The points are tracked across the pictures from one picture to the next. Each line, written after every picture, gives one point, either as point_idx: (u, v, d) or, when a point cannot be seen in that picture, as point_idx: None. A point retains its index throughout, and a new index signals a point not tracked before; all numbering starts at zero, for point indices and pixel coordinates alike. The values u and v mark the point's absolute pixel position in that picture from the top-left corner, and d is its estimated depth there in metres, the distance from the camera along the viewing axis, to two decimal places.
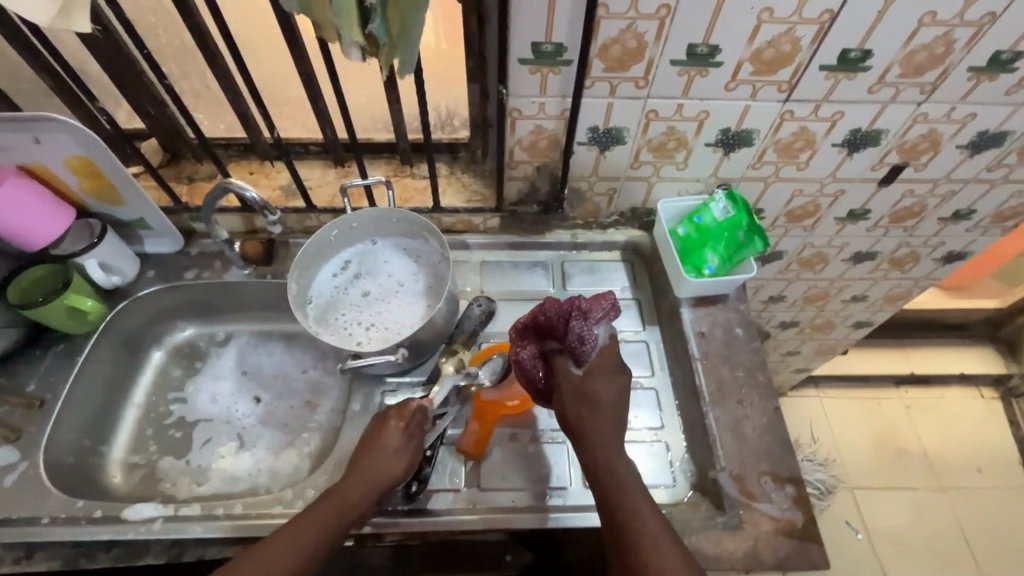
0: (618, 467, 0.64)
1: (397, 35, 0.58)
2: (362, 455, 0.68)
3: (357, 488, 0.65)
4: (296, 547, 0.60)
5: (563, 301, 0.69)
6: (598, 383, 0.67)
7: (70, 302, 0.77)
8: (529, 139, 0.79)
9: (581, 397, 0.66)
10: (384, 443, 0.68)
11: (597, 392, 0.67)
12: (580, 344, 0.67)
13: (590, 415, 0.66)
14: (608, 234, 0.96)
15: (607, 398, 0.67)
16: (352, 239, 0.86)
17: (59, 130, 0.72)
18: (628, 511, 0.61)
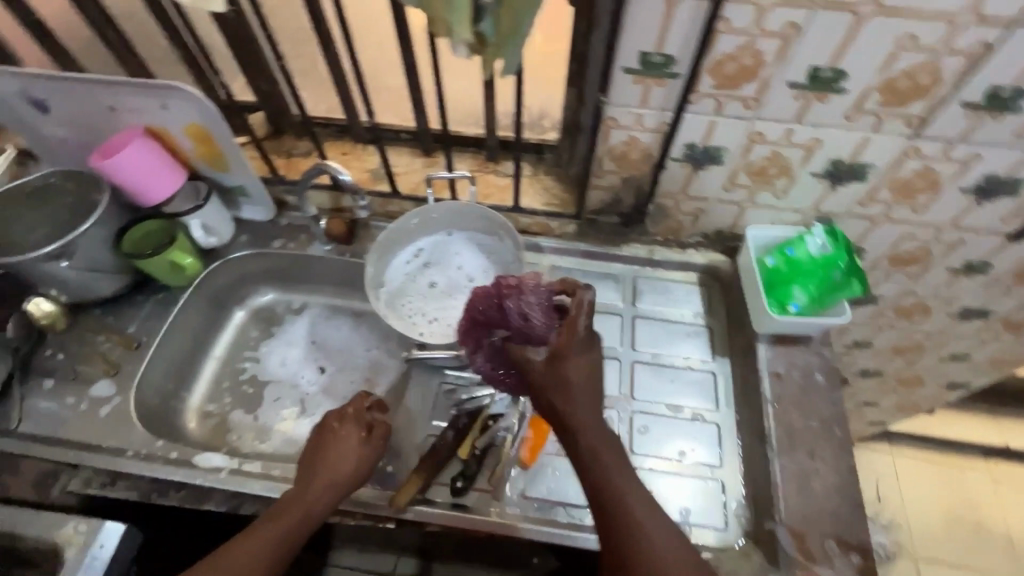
0: (606, 456, 0.64)
1: (507, 34, 0.58)
2: (319, 455, 0.69)
3: (320, 485, 0.67)
4: (263, 547, 0.61)
5: (490, 288, 0.69)
6: (565, 367, 0.65)
7: (171, 258, 0.84)
8: (621, 150, 0.76)
9: (552, 386, 0.65)
10: (339, 443, 0.70)
11: (565, 374, 0.65)
12: (525, 323, 0.66)
13: (566, 405, 0.65)
14: (686, 255, 0.92)
15: (575, 377, 0.65)
16: (430, 229, 0.88)
17: (184, 99, 0.78)
18: (621, 509, 0.61)
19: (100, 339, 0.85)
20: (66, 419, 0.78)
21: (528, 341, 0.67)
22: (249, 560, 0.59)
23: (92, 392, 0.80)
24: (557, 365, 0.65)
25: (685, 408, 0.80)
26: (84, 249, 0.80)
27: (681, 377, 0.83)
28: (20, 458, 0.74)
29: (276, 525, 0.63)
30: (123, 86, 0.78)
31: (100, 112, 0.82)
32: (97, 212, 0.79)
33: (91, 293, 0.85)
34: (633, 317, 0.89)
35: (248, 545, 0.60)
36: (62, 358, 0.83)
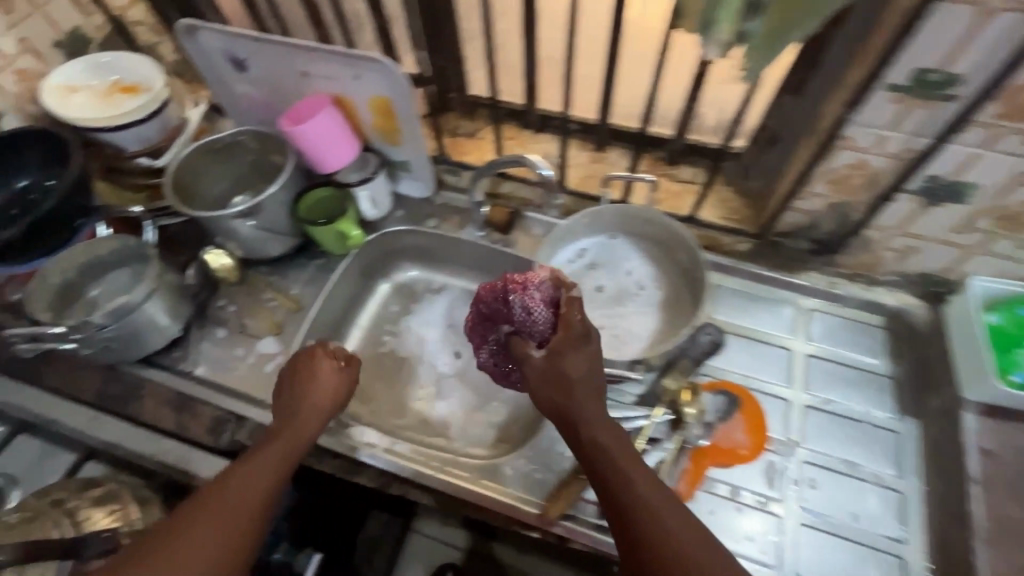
0: (610, 444, 0.57)
1: (775, 37, 0.51)
2: (289, 396, 0.66)
3: (295, 431, 0.63)
4: (239, 488, 0.56)
5: (497, 282, 0.67)
6: (563, 359, 0.60)
7: (340, 228, 0.86)
8: (841, 172, 0.68)
9: (558, 386, 0.59)
10: (316, 381, 0.67)
11: (563, 371, 0.59)
12: (527, 318, 0.62)
13: (568, 401, 0.59)
14: (874, 293, 0.82)
15: (577, 374, 0.59)
16: (596, 228, 0.83)
17: (379, 71, 0.78)
18: (630, 500, 0.53)
19: (267, 297, 0.89)
20: (237, 370, 0.82)
21: (530, 336, 0.63)
22: (230, 500, 0.55)
23: (260, 347, 0.84)
24: (556, 361, 0.60)
25: (864, 468, 0.71)
26: (270, 211, 0.83)
27: (860, 432, 0.74)
28: (197, 403, 0.78)
29: (253, 462, 0.59)
30: (322, 53, 0.78)
31: (294, 76, 0.84)
32: (284, 175, 0.81)
33: (263, 252, 0.89)
34: (806, 356, 0.80)
35: (227, 484, 0.57)
36: (232, 310, 0.88)
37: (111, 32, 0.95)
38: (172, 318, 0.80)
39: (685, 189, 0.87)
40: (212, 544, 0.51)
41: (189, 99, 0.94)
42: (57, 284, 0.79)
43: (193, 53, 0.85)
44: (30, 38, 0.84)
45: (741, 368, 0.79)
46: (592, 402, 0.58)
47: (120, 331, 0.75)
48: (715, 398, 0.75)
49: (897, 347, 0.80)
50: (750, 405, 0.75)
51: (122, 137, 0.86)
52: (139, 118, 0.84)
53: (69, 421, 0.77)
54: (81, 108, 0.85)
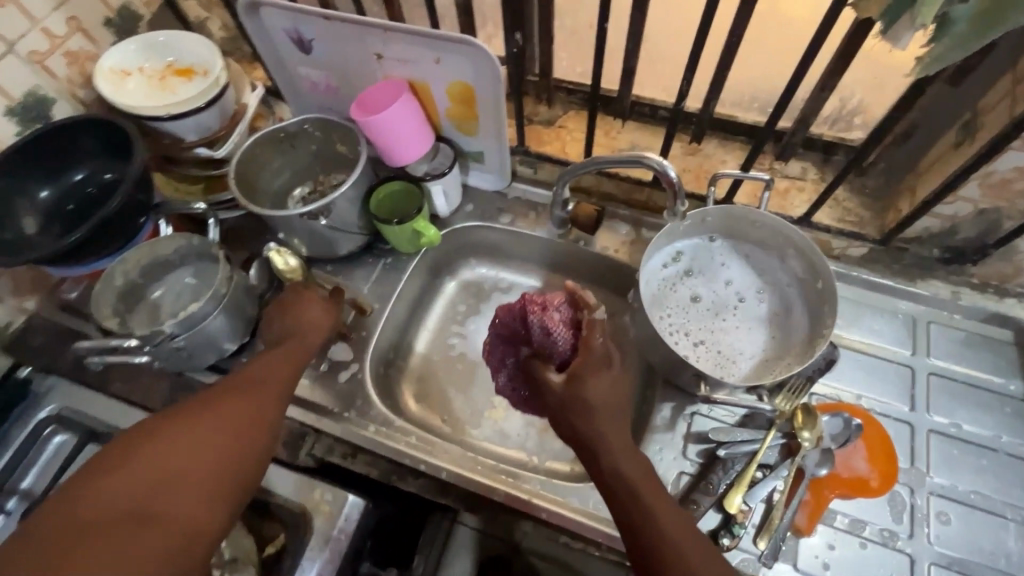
0: (627, 469, 0.53)
1: (990, 20, 0.42)
2: (291, 320, 0.69)
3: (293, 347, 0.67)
4: (266, 387, 0.60)
5: (518, 302, 0.65)
6: (585, 385, 0.55)
7: (416, 227, 0.79)
8: (1003, 176, 0.59)
9: (572, 408, 0.56)
10: (298, 307, 0.70)
11: (584, 396, 0.55)
12: (547, 339, 0.60)
13: (586, 425, 0.55)
14: (1005, 306, 0.74)
15: (596, 399, 0.55)
16: (695, 230, 0.75)
17: (464, 54, 0.70)
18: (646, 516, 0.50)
19: None
20: (308, 379, 0.77)
21: (550, 359, 0.61)
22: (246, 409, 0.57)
23: (331, 355, 0.79)
24: (574, 389, 0.56)
25: (1000, 502, 0.66)
26: (341, 209, 0.77)
27: (994, 462, 0.68)
28: None
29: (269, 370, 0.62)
30: (398, 33, 0.70)
31: (365, 59, 0.76)
32: (356, 171, 0.75)
33: (329, 250, 0.83)
34: (927, 373, 0.73)
35: (250, 382, 0.61)
36: None
37: (161, 8, 0.87)
38: (241, 324, 0.75)
39: (794, 187, 0.78)
40: (217, 447, 0.53)
41: (246, 82, 0.87)
42: (121, 286, 0.74)
43: (254, 32, 0.78)
44: (79, 15, 0.77)
45: (857, 387, 0.72)
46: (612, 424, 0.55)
47: (191, 341, 0.70)
48: (833, 420, 0.67)
49: None
50: (873, 428, 0.68)
51: (181, 126, 0.79)
52: (200, 105, 0.78)
53: None
54: (137, 94, 0.79)
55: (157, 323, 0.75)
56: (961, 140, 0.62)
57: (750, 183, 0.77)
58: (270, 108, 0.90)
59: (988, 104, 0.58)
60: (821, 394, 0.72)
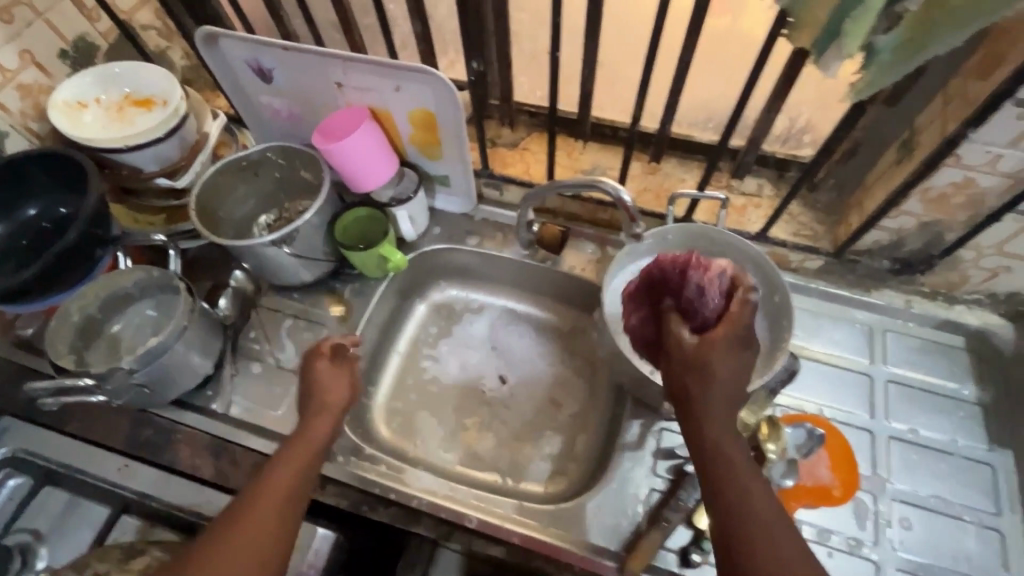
0: (732, 453, 0.48)
1: (910, 51, 0.45)
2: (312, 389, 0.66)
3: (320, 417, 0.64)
4: (287, 474, 0.58)
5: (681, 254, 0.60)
6: (716, 354, 0.50)
7: (382, 253, 0.79)
8: (940, 192, 0.62)
9: (690, 362, 0.51)
10: (319, 374, 0.67)
11: (711, 366, 0.50)
12: (699, 297, 0.55)
13: (701, 393, 0.49)
14: (954, 313, 0.77)
15: (726, 374, 0.49)
16: (656, 250, 0.76)
17: (423, 81, 0.71)
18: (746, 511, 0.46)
19: (301, 326, 0.82)
20: (274, 409, 0.76)
21: (691, 317, 0.55)
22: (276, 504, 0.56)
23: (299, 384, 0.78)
24: (705, 348, 0.51)
25: (959, 506, 0.67)
26: (305, 236, 0.77)
27: (952, 466, 0.70)
28: (237, 448, 0.72)
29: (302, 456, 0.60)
30: (358, 63, 0.71)
31: (327, 87, 0.76)
32: (320, 199, 0.75)
33: (295, 278, 0.82)
34: (886, 381, 0.75)
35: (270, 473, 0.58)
36: (265, 342, 0.81)
37: (119, 39, 0.87)
38: (204, 356, 0.74)
39: (751, 204, 0.81)
40: (242, 542, 0.53)
41: (208, 111, 0.86)
42: (77, 321, 0.73)
43: (213, 62, 0.78)
44: (32, 48, 0.76)
45: (818, 397, 0.74)
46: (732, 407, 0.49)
47: (151, 375, 0.69)
48: (797, 431, 0.68)
49: (981, 370, 0.75)
50: (834, 437, 0.70)
51: (140, 156, 0.78)
52: (159, 136, 0.77)
53: (97, 471, 0.71)
54: (94, 126, 0.78)
55: (116, 358, 0.73)
56: (902, 157, 0.64)
57: (708, 201, 0.79)
58: (233, 136, 0.90)
59: (923, 123, 0.61)
60: (785, 405, 0.74)
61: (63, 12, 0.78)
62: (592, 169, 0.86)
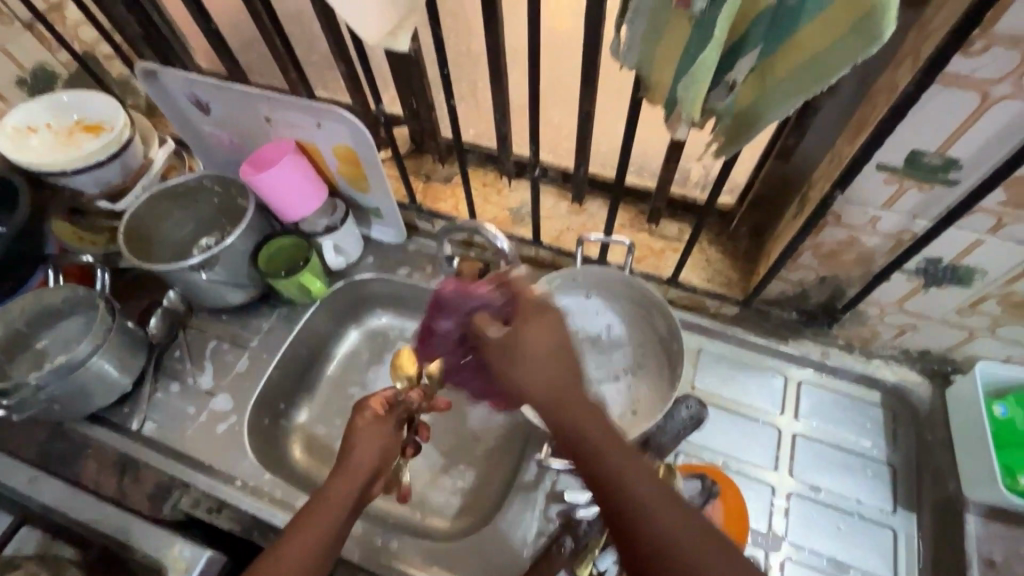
0: (586, 425, 0.47)
1: (749, 117, 0.45)
2: (349, 451, 0.61)
3: (354, 464, 0.61)
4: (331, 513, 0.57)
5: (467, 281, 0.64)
6: (526, 326, 0.52)
7: (302, 281, 0.82)
8: (831, 248, 0.62)
9: (509, 357, 0.51)
10: (359, 435, 0.63)
11: (522, 337, 0.51)
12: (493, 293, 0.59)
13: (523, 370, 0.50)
14: (871, 368, 0.75)
15: (540, 343, 0.50)
16: (570, 288, 0.75)
17: (339, 120, 0.73)
18: (618, 494, 0.44)
19: (225, 349, 0.85)
20: (184, 429, 0.77)
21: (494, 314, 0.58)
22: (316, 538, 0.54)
23: (213, 405, 0.80)
24: (518, 334, 0.51)
25: (854, 569, 0.65)
26: (232, 261, 0.80)
27: (851, 526, 0.68)
28: (142, 466, 0.74)
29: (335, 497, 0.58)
30: (279, 100, 0.74)
31: (257, 121, 0.80)
32: (241, 226, 0.78)
33: (222, 301, 0.84)
34: (793, 435, 0.73)
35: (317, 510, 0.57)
36: (188, 362, 0.83)
37: (80, 68, 0.92)
38: (121, 373, 0.77)
39: (670, 248, 0.81)
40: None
41: (155, 137, 0.90)
42: (3, 335, 0.76)
43: (154, 94, 0.82)
44: None
45: (722, 447, 0.73)
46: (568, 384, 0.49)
47: (61, 392, 0.72)
48: (691, 483, 0.68)
49: (895, 429, 0.73)
50: (731, 490, 0.69)
51: (83, 180, 0.82)
52: (100, 160, 0.81)
53: (8, 482, 0.72)
54: (40, 149, 0.83)
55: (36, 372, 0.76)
56: (797, 211, 0.64)
57: (616, 246, 0.81)
58: (181, 159, 0.94)
59: (814, 180, 0.61)
60: (688, 453, 0.73)
61: (22, 43, 0.84)
62: (520, 207, 0.88)
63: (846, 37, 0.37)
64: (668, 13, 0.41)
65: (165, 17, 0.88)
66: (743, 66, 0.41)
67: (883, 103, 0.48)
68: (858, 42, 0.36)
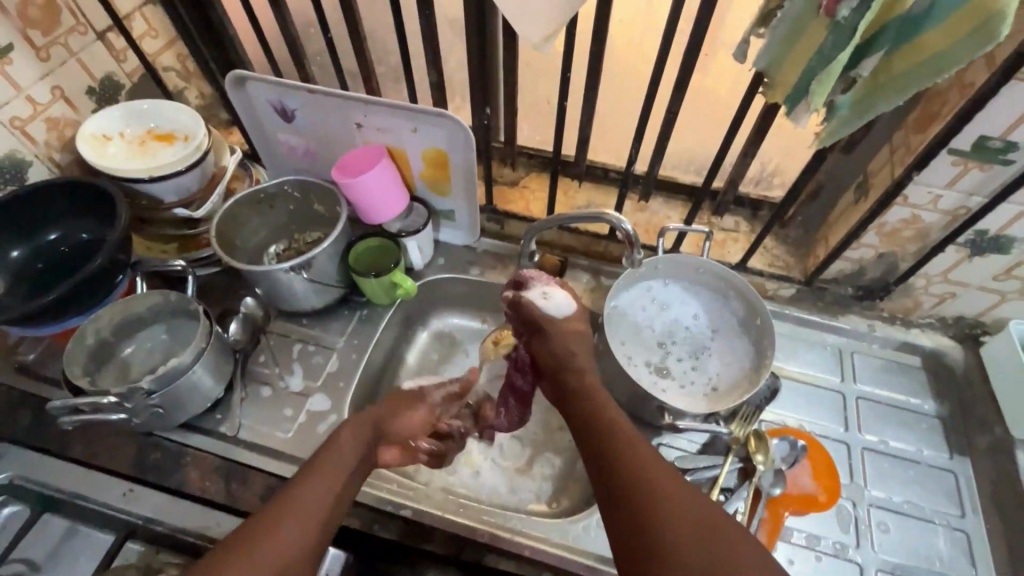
0: (596, 395, 0.66)
1: (860, 110, 0.54)
2: (389, 424, 0.73)
3: (362, 427, 0.69)
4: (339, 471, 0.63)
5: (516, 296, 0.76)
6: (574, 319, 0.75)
7: (393, 279, 0.83)
8: (893, 226, 0.72)
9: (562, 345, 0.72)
10: (401, 414, 0.75)
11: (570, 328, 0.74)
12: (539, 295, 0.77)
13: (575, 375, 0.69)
14: (911, 335, 0.85)
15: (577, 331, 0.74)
16: (651, 277, 0.83)
17: (438, 123, 0.78)
18: (612, 439, 0.59)
19: (311, 351, 0.85)
20: (284, 431, 0.77)
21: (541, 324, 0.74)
22: (319, 504, 0.59)
23: (309, 406, 0.80)
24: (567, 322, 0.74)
25: (928, 509, 0.74)
26: (322, 263, 0.81)
27: (919, 473, 0.76)
28: (246, 469, 0.74)
29: (331, 465, 0.63)
30: (377, 106, 0.78)
31: (345, 127, 0.83)
32: (337, 229, 0.80)
33: (306, 304, 0.85)
34: (856, 398, 0.82)
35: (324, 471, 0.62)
36: (274, 366, 0.83)
37: (142, 78, 0.91)
38: (216, 378, 0.76)
39: (731, 238, 0.90)
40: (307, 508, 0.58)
41: (226, 148, 0.90)
42: (91, 344, 0.74)
43: (239, 103, 0.84)
44: (63, 85, 0.80)
45: (798, 413, 0.81)
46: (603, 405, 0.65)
47: (166, 397, 0.71)
48: (782, 443, 0.75)
49: (940, 388, 0.83)
50: (816, 449, 0.76)
51: (163, 188, 0.82)
52: (181, 168, 0.81)
53: (101, 497, 0.71)
54: (117, 158, 0.82)
55: (128, 380, 0.74)
56: (858, 197, 0.75)
57: (692, 234, 0.91)
58: (247, 170, 0.94)
59: (874, 168, 0.72)
60: (770, 421, 0.80)
61: (93, 52, 0.83)
62: (587, 206, 0.94)
63: (968, 37, 0.46)
64: (811, 19, 0.49)
65: (241, 31, 0.90)
66: (869, 62, 0.50)
67: (956, 98, 0.58)
68: (978, 41, 0.45)
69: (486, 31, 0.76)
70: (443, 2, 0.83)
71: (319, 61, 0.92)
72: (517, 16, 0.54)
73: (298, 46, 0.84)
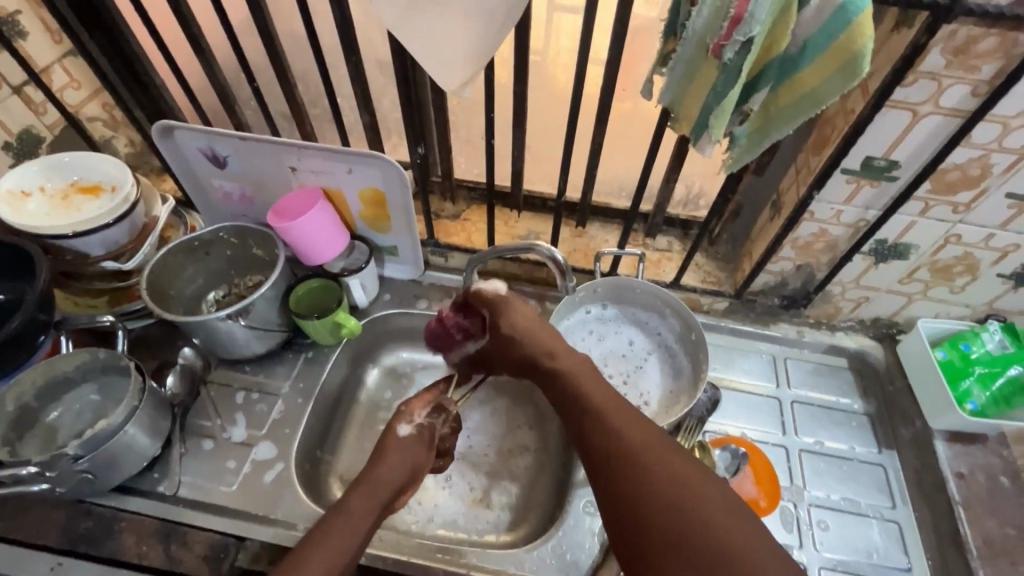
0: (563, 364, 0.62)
1: (757, 139, 0.59)
2: (372, 476, 0.64)
3: (374, 497, 0.62)
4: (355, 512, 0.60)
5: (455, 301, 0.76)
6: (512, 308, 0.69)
7: (337, 319, 0.82)
8: (805, 239, 0.78)
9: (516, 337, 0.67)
10: (392, 442, 0.68)
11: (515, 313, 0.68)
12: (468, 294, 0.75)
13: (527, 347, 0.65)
14: (836, 338, 0.90)
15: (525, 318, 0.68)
16: (591, 301, 0.85)
17: (373, 164, 0.79)
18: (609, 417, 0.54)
19: (253, 399, 0.83)
20: (227, 484, 0.75)
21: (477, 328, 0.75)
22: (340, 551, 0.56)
23: (255, 456, 0.78)
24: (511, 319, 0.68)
25: (864, 504, 0.78)
26: (260, 309, 0.80)
27: (853, 469, 0.81)
28: (187, 529, 0.71)
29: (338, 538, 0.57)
30: (311, 150, 0.78)
31: (279, 171, 0.83)
32: (275, 274, 0.79)
33: (247, 351, 0.83)
34: (791, 402, 0.86)
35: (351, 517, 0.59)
36: (215, 418, 0.81)
37: (64, 130, 0.89)
38: (152, 437, 0.73)
39: (665, 258, 0.95)
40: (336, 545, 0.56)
41: (157, 196, 0.88)
42: (12, 411, 0.70)
43: (168, 152, 0.83)
44: None
45: (738, 422, 0.84)
46: (585, 376, 0.59)
47: (97, 461, 0.67)
48: (723, 453, 0.79)
49: (866, 387, 0.88)
50: (757, 456, 0.80)
51: (88, 242, 0.78)
52: (107, 221, 0.78)
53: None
54: (37, 214, 0.79)
55: (54, 447, 0.71)
56: (773, 214, 0.80)
57: (627, 258, 0.95)
58: (181, 218, 0.92)
59: (784, 187, 0.77)
60: (714, 431, 0.84)
61: (9, 107, 0.81)
62: (528, 234, 0.97)
63: (838, 72, 0.51)
64: (702, 60, 0.53)
65: (168, 80, 0.90)
66: (758, 97, 0.55)
67: (841, 124, 0.64)
68: (848, 75, 0.50)
69: (413, 72, 0.78)
70: (372, 46, 0.86)
71: (252, 106, 0.93)
72: (432, 63, 0.56)
73: (227, 93, 0.84)
